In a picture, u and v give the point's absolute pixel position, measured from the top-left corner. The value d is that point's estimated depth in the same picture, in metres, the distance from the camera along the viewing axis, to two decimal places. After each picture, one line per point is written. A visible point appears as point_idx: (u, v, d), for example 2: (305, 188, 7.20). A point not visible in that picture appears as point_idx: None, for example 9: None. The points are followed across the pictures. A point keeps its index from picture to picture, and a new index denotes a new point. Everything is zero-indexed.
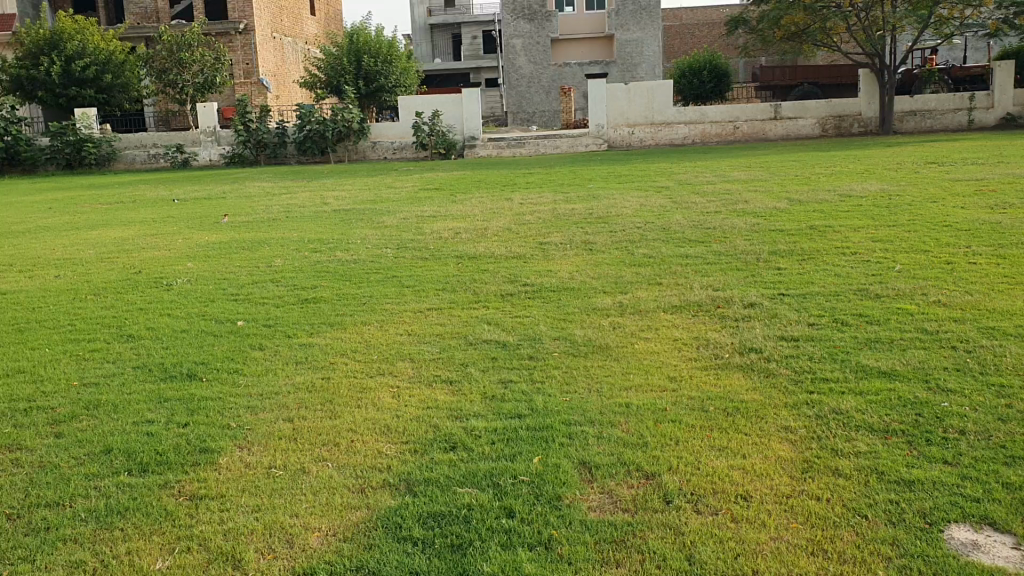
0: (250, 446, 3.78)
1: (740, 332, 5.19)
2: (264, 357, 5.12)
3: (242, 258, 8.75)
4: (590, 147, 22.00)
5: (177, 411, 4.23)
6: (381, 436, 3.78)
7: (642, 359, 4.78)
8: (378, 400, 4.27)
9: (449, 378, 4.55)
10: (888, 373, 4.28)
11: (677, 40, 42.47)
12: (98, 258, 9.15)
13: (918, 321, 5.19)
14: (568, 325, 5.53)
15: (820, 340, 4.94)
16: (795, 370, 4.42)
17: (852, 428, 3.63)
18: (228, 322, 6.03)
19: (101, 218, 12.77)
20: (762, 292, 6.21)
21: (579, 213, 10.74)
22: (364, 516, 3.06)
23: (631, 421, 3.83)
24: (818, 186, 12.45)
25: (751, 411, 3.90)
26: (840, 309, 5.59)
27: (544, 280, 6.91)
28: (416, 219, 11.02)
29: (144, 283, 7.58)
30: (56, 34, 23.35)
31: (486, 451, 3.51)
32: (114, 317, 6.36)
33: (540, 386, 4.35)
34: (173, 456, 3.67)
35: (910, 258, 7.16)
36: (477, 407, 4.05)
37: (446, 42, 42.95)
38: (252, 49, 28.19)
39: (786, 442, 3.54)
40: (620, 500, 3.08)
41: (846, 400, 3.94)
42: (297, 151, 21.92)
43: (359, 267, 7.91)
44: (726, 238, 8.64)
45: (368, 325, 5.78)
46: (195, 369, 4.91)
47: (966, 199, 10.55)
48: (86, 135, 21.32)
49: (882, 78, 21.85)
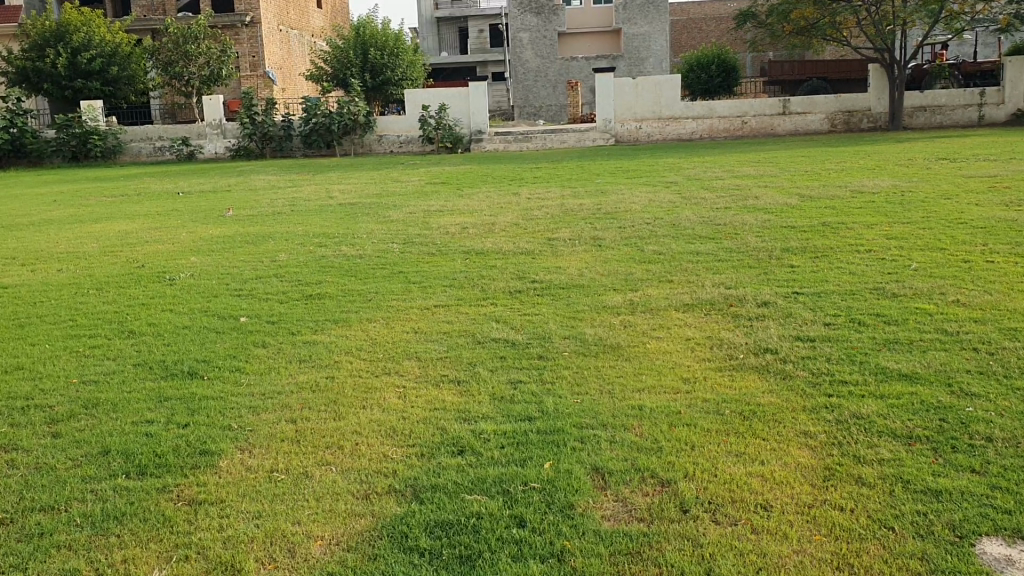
0: (251, 449, 3.67)
1: (755, 333, 5.06)
2: (267, 355, 5.01)
3: (246, 252, 8.64)
4: (597, 142, 21.81)
5: (178, 410, 4.13)
6: (387, 439, 3.67)
7: (654, 359, 4.66)
8: (383, 401, 4.15)
9: (456, 377, 4.44)
10: (909, 376, 4.15)
11: (684, 35, 42.34)
12: (102, 252, 9.06)
13: (937, 322, 5.06)
14: (577, 324, 5.41)
15: (837, 340, 4.82)
16: (812, 372, 4.30)
17: (875, 434, 3.50)
18: (230, 318, 5.92)
19: (105, 211, 12.66)
20: (776, 290, 6.09)
21: (587, 209, 10.61)
22: (368, 524, 2.94)
23: (645, 424, 3.71)
24: (828, 183, 12.30)
25: (767, 415, 3.78)
26: (857, 308, 5.46)
27: (552, 277, 6.79)
28: (422, 213, 10.91)
29: (146, 278, 7.48)
30: (63, 26, 23.30)
31: (495, 456, 3.39)
32: (115, 312, 6.26)
33: (550, 387, 4.23)
34: (172, 458, 3.56)
35: (925, 256, 7.03)
36: (484, 409, 3.94)
37: (452, 35, 42.82)
38: (258, 41, 28.11)
39: (806, 448, 3.42)
40: (636, 508, 2.96)
41: (868, 404, 3.81)
42: (303, 144, 21.80)
43: (366, 262, 7.79)
44: (736, 235, 8.50)
45: (373, 322, 5.66)
46: (196, 367, 4.80)
47: (979, 195, 10.41)
48: (92, 127, 21.26)
49: (892, 73, 21.68)
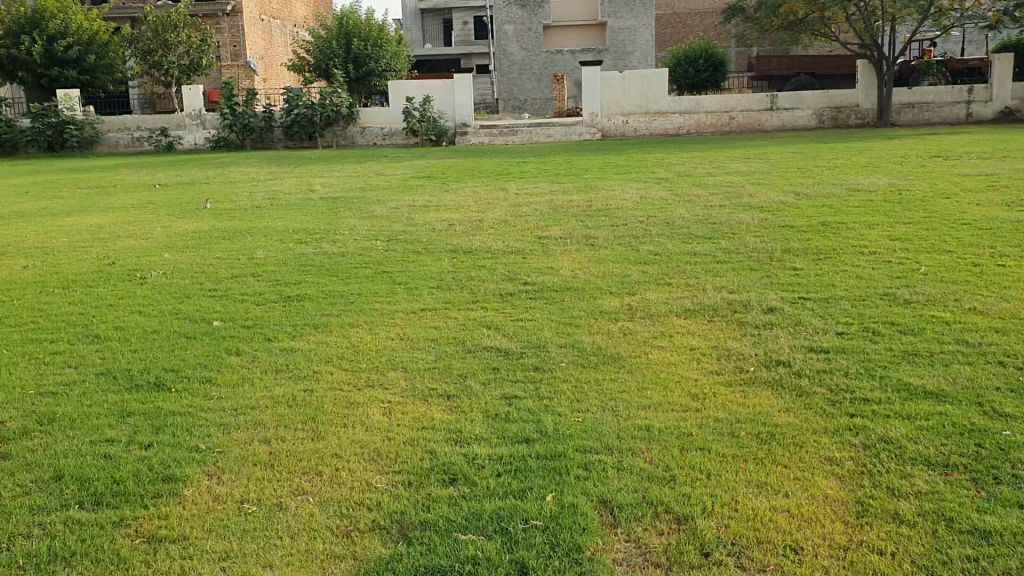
0: (220, 474, 3.32)
1: (764, 343, 4.74)
2: (242, 364, 4.64)
3: (223, 249, 8.28)
4: (584, 137, 21.57)
5: (142, 428, 3.77)
6: (370, 464, 3.33)
7: (658, 372, 4.33)
8: (366, 419, 3.80)
9: (447, 392, 4.09)
10: (935, 394, 3.84)
11: (669, 29, 42.06)
12: (71, 248, 8.64)
13: (956, 332, 4.75)
14: (573, 331, 5.08)
15: (853, 352, 4.51)
16: (831, 389, 3.97)
17: (907, 462, 3.20)
18: (203, 322, 5.54)
19: (80, 203, 12.24)
20: (781, 295, 5.77)
21: (576, 206, 10.27)
22: (350, 570, 2.61)
23: (654, 448, 3.37)
24: (823, 180, 12.01)
25: (788, 437, 3.46)
26: (869, 316, 5.15)
27: (545, 278, 6.46)
28: (406, 209, 10.55)
29: (116, 276, 7.08)
30: (37, 13, 22.70)
31: (492, 486, 3.06)
32: (81, 314, 5.86)
33: (549, 403, 3.90)
34: (130, 486, 3.21)
35: (933, 259, 6.74)
36: (477, 429, 3.60)
37: (436, 26, 42.50)
38: (240, 31, 27.57)
39: (833, 478, 3.11)
40: (650, 551, 2.65)
41: (895, 426, 3.50)
42: (285, 136, 21.33)
43: (348, 261, 7.43)
44: (733, 235, 8.19)
45: (356, 328, 5.31)
46: (163, 377, 4.43)
47: (978, 194, 10.15)
48: (69, 117, 20.78)
49: (881, 69, 21.37)
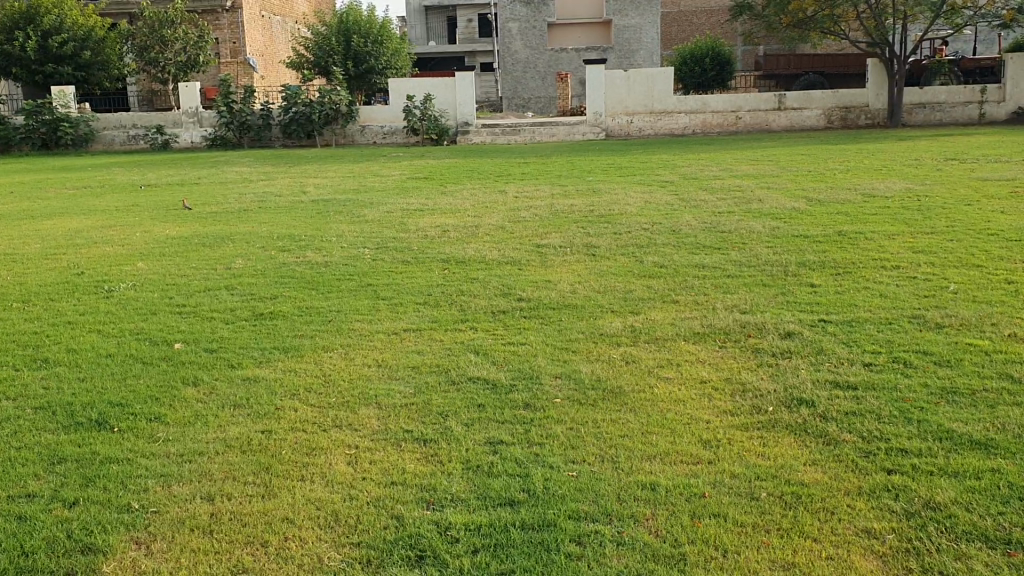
0: (150, 544, 2.82)
1: (783, 376, 4.23)
2: (198, 398, 4.13)
3: (202, 256, 7.80)
4: (588, 136, 20.93)
5: (71, 480, 3.28)
6: (326, 532, 2.83)
7: (664, 411, 3.81)
8: (328, 470, 3.30)
9: (423, 436, 3.58)
10: (983, 445, 3.32)
11: (676, 26, 41.44)
12: (43, 255, 8.18)
13: (997, 365, 4.24)
14: (571, 358, 4.58)
15: (882, 389, 3.99)
16: (861, 436, 3.47)
17: (961, 536, 2.69)
18: (163, 344, 5.04)
19: (62, 205, 11.74)
20: (799, 316, 5.25)
21: (577, 210, 9.80)
22: None
23: (661, 514, 2.87)
24: (836, 184, 11.49)
25: (816, 501, 2.95)
26: (898, 344, 4.63)
27: (541, 294, 5.96)
28: (399, 212, 10.07)
29: (81, 288, 6.59)
30: (33, 8, 22.15)
31: (466, 569, 2.57)
32: (35, 333, 5.36)
33: (540, 451, 3.40)
34: (40, 559, 2.72)
35: (961, 274, 6.24)
36: (454, 486, 3.10)
37: (440, 24, 41.96)
38: (239, 27, 27.03)
39: (873, 557, 2.61)
40: None
41: (942, 488, 2.98)
42: (283, 133, 20.80)
43: (331, 271, 6.94)
44: (744, 244, 7.68)
45: (330, 353, 4.80)
46: (107, 414, 3.93)
47: (1000, 201, 9.64)
48: (63, 114, 20.31)
49: (892, 68, 20.69)
